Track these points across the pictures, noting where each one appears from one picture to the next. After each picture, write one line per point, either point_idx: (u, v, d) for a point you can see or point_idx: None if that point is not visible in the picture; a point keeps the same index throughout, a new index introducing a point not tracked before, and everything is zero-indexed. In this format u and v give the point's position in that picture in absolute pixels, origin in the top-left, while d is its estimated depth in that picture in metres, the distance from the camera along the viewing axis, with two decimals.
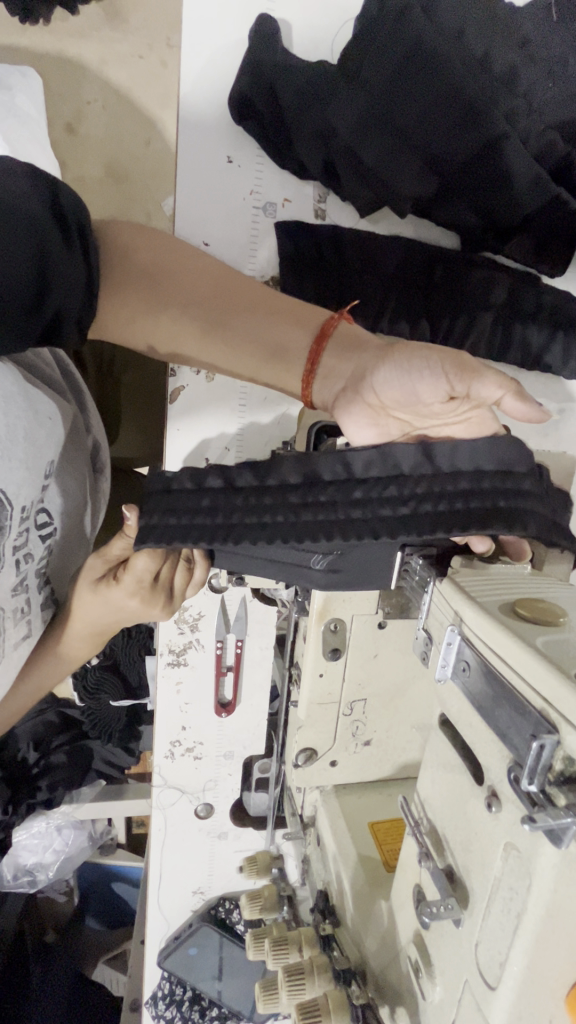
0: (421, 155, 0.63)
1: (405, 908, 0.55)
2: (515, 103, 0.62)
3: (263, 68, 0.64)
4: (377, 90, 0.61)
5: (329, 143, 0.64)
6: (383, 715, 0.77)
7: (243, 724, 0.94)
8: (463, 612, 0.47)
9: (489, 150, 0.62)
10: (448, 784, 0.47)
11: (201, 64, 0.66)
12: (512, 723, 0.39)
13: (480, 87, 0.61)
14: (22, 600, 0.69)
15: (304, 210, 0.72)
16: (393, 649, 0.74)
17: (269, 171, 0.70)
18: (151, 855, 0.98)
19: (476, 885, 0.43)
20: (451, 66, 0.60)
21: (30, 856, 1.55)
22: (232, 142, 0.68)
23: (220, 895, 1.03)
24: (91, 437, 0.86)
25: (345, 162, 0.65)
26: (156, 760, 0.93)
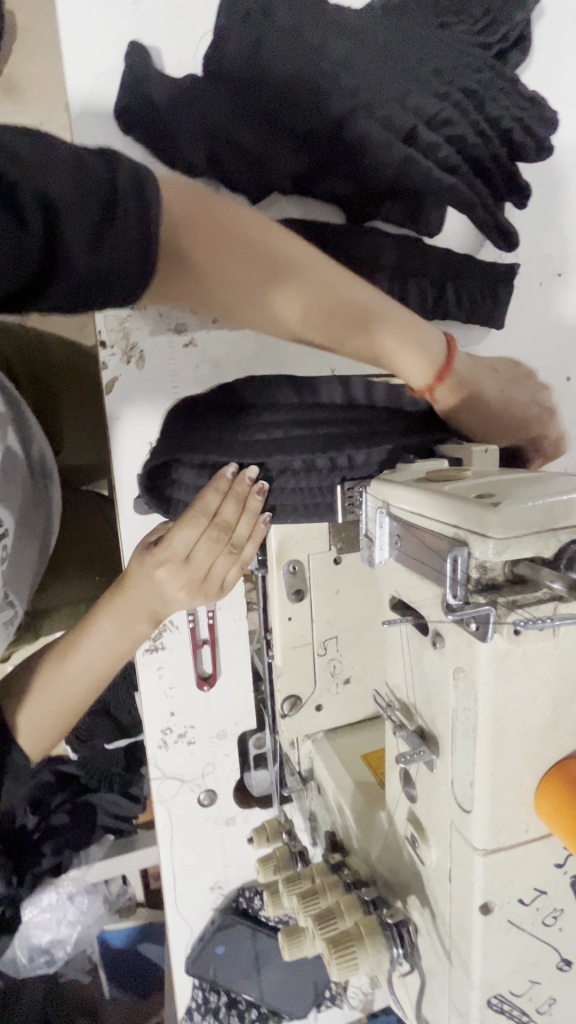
0: (289, 135, 0.72)
1: (397, 797, 0.57)
2: (355, 80, 0.72)
3: (141, 86, 0.72)
4: (239, 87, 0.71)
5: (209, 138, 0.72)
6: (358, 651, 0.80)
7: (230, 700, 0.95)
8: (388, 495, 0.53)
9: (342, 123, 0.73)
10: (404, 653, 0.51)
11: (86, 96, 0.74)
12: (436, 559, 0.44)
13: (324, 72, 0.71)
14: None
15: None
16: (353, 582, 0.78)
17: None
18: (161, 856, 0.97)
19: (441, 727, 0.47)
20: (296, 63, 0.71)
21: (44, 934, 1.53)
22: (125, 155, 0.76)
23: (239, 885, 1.00)
24: (35, 446, 0.90)
25: (227, 152, 0.73)
26: (150, 751, 0.93)
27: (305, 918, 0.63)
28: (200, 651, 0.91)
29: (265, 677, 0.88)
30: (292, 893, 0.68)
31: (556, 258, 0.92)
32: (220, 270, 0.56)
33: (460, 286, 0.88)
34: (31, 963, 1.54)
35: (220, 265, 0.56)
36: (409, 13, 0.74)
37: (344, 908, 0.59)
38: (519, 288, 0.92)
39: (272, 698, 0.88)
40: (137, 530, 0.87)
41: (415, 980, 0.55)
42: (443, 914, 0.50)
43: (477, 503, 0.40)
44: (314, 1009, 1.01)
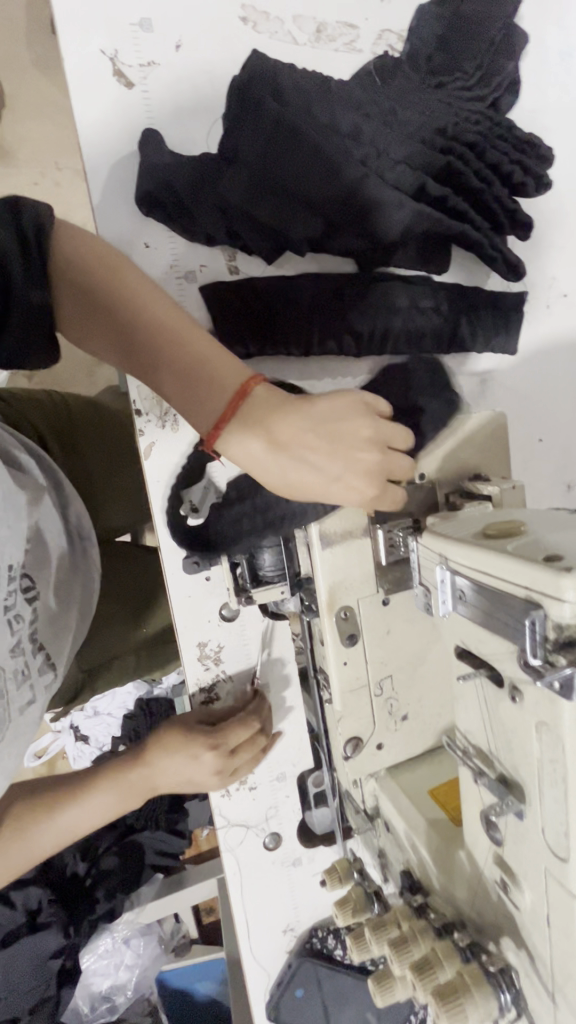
0: (306, 204, 0.77)
1: (479, 839, 0.59)
2: (365, 151, 0.77)
3: (159, 169, 0.76)
4: (255, 164, 0.75)
5: (227, 214, 0.77)
6: (412, 685, 0.82)
7: (286, 741, 0.97)
8: (446, 551, 0.55)
9: (355, 188, 0.77)
10: (478, 702, 0.53)
11: (105, 181, 0.78)
12: (508, 617, 0.46)
13: (335, 146, 0.76)
14: (22, 660, 0.73)
15: (219, 271, 0.82)
16: (403, 621, 0.79)
17: (182, 244, 0.80)
18: (233, 904, 0.98)
19: (526, 776, 0.48)
20: (307, 135, 0.75)
21: (104, 980, 1.54)
22: (146, 231, 0.79)
23: (311, 924, 1.01)
24: (73, 510, 0.91)
25: (244, 224, 0.77)
26: (214, 800, 0.95)
27: (399, 966, 0.63)
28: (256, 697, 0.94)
29: (320, 718, 0.90)
30: (380, 941, 0.69)
31: (560, 281, 0.95)
32: (90, 330, 0.64)
33: (472, 319, 0.91)
34: (95, 1010, 1.55)
35: (103, 318, 0.63)
36: (404, 83, 0.79)
37: (442, 955, 0.60)
38: (528, 313, 0.96)
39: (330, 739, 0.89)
40: (187, 584, 0.89)
41: (519, 1021, 0.57)
42: (543, 955, 0.51)
43: (546, 565, 0.42)
44: None
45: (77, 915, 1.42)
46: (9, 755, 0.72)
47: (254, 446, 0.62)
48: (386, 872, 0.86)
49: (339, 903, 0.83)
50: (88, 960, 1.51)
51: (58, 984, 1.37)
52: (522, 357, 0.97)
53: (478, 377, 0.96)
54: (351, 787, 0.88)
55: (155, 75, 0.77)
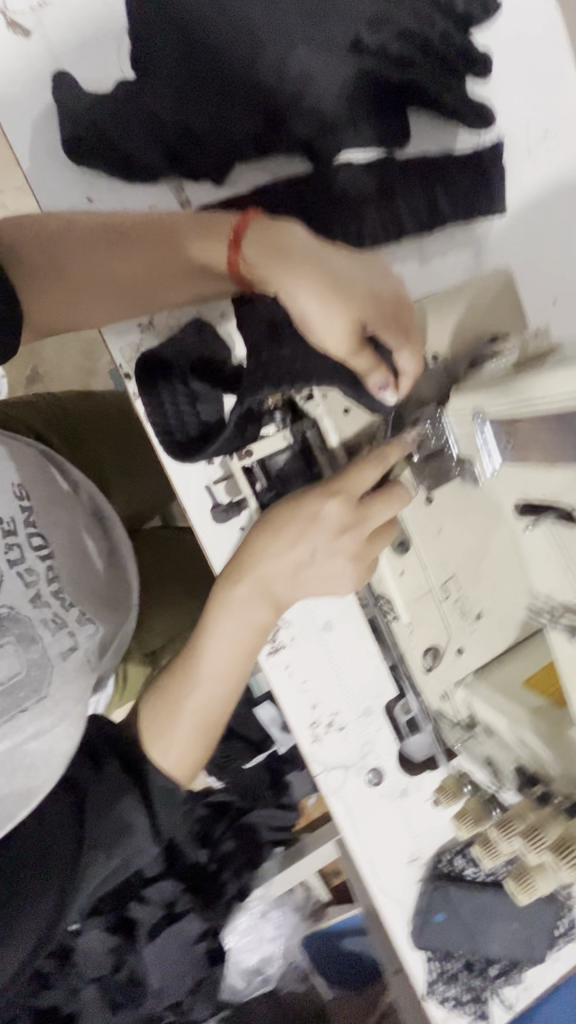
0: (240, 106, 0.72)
1: None
2: (288, 21, 0.72)
3: (79, 109, 0.71)
4: (174, 64, 0.71)
5: (163, 134, 0.72)
6: (479, 583, 0.77)
7: (363, 676, 0.93)
8: (482, 403, 0.49)
9: (281, 68, 0.73)
10: None
11: (34, 145, 0.75)
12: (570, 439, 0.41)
13: (253, 26, 0.72)
14: (55, 608, 0.76)
15: (170, 205, 0.77)
16: (454, 517, 0.74)
17: (127, 190, 0.76)
18: (351, 847, 0.96)
19: None
20: (224, 30, 0.72)
21: (251, 951, 1.60)
22: (87, 185, 0.75)
23: (435, 851, 0.98)
24: (85, 493, 0.91)
25: (183, 140, 0.73)
26: (306, 747, 0.93)
27: None
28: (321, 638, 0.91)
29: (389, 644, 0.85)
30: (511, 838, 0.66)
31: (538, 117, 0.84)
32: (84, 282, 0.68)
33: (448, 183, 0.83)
34: (250, 987, 1.59)
35: (73, 261, 0.66)
36: None
37: None
38: (509, 163, 0.85)
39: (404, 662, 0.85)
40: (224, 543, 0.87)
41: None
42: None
43: None
44: (552, 951, 0.98)
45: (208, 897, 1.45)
46: (63, 700, 0.73)
47: (302, 286, 0.59)
48: (496, 774, 0.83)
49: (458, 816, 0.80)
50: (232, 940, 1.59)
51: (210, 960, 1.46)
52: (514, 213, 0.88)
53: (472, 246, 0.85)
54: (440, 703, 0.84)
55: (50, 17, 0.73)
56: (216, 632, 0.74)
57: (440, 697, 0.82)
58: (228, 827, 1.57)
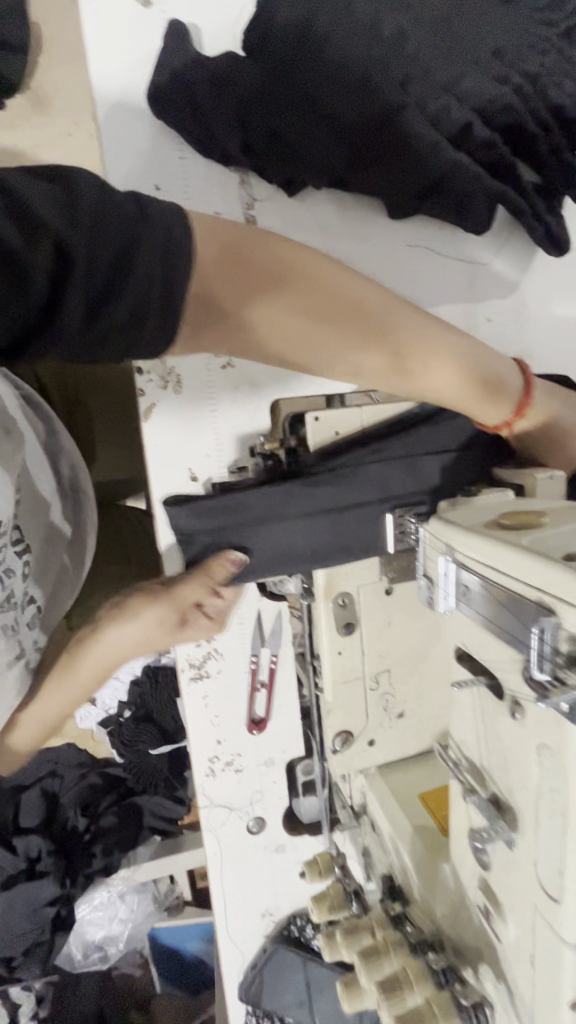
0: (350, 157, 0.73)
1: (465, 856, 0.53)
2: (408, 67, 0.70)
3: (182, 76, 0.71)
4: (279, 62, 0.69)
5: (244, 122, 0.71)
6: (410, 681, 0.77)
7: (281, 727, 0.94)
8: (453, 540, 0.48)
9: (393, 113, 0.70)
10: (474, 714, 0.47)
11: (115, 98, 0.74)
12: (514, 622, 0.40)
13: (367, 57, 0.69)
14: (11, 616, 0.75)
15: (233, 209, 0.79)
16: (404, 613, 0.74)
17: (192, 160, 0.76)
18: (212, 883, 0.96)
19: (521, 801, 0.42)
20: (346, 42, 0.69)
21: (97, 931, 1.48)
22: (157, 159, 0.76)
23: (290, 912, 0.98)
24: (66, 466, 0.94)
25: (261, 139, 0.72)
26: (198, 779, 0.92)
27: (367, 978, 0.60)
28: (256, 693, 0.91)
29: (313, 713, 0.85)
30: None
31: None
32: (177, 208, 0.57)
33: (494, 310, 0.89)
34: (86, 960, 1.50)
35: None
36: None
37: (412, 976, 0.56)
38: (558, 282, 0.90)
39: (322, 732, 0.85)
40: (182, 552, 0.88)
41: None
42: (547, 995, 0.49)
43: (555, 562, 0.36)
44: None
45: (74, 866, 1.44)
46: None
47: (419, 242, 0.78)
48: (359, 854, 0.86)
49: (316, 896, 0.80)
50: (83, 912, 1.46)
51: (51, 928, 1.39)
52: (540, 326, 0.91)
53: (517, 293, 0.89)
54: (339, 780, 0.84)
55: None
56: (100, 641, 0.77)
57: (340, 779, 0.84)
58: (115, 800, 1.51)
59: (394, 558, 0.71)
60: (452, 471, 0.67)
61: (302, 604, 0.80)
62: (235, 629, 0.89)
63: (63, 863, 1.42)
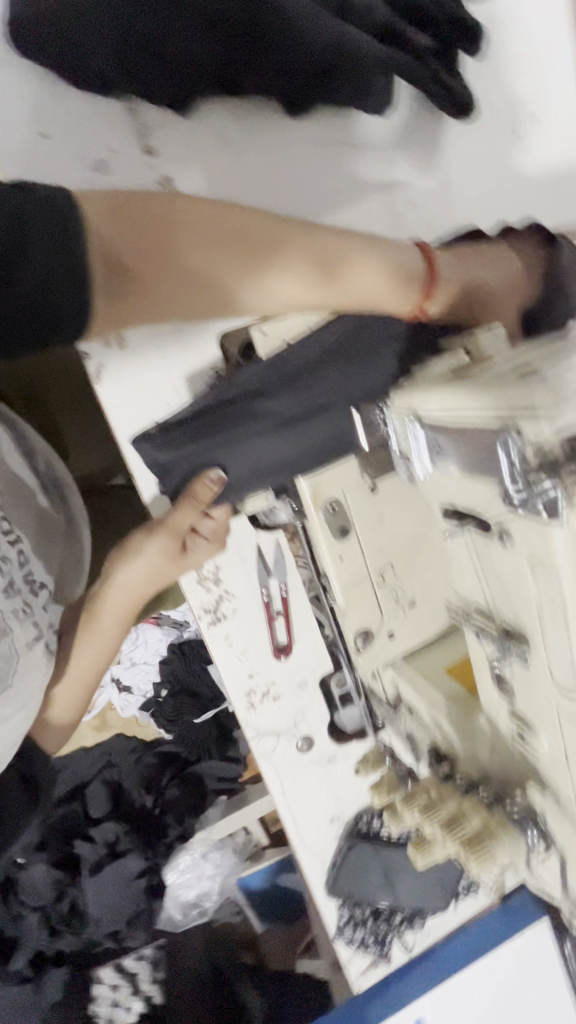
0: (232, 51, 0.69)
1: (493, 698, 0.57)
2: None
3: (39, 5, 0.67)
4: None
5: (117, 38, 0.67)
6: (414, 570, 0.79)
7: (307, 649, 0.97)
8: (415, 402, 0.49)
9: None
10: (469, 559, 0.50)
11: None
12: (485, 452, 0.41)
13: None
14: (21, 601, 0.74)
15: (132, 146, 0.76)
16: (394, 506, 0.76)
17: (75, 102, 0.73)
18: (278, 807, 1.02)
19: (526, 619, 0.45)
20: None
21: (189, 889, 1.58)
22: (40, 113, 0.72)
23: (356, 813, 1.05)
24: (40, 461, 0.95)
25: (139, 54, 0.68)
26: (241, 714, 0.96)
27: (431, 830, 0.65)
28: (274, 624, 0.93)
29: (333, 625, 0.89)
30: None
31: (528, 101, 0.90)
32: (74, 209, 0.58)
33: (416, 196, 0.88)
34: (186, 920, 1.59)
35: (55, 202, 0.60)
36: None
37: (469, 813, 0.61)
38: (474, 155, 0.89)
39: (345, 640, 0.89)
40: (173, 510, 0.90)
41: (550, 857, 0.57)
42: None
43: None
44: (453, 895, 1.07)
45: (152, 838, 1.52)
46: None
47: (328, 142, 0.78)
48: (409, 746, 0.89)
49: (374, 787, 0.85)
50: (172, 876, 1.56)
51: (147, 897, 1.49)
52: (464, 201, 0.90)
53: (436, 176, 0.88)
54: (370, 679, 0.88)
55: None
56: (116, 574, 0.82)
57: (371, 679, 0.88)
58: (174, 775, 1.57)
59: (371, 453, 0.72)
60: (407, 354, 0.68)
61: (297, 524, 0.82)
62: (239, 568, 0.91)
63: (142, 837, 1.52)
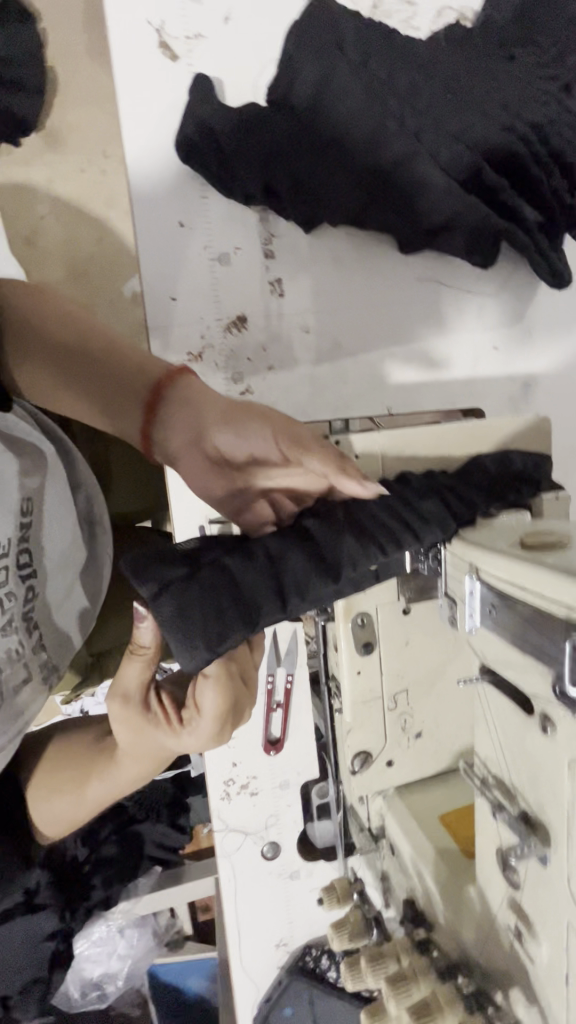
0: (367, 193, 0.77)
1: (493, 880, 0.54)
2: (418, 124, 0.75)
3: (204, 117, 0.75)
4: (294, 116, 0.74)
5: (266, 167, 0.76)
6: (428, 703, 0.77)
7: (296, 748, 0.93)
8: (478, 560, 0.49)
9: (402, 162, 0.75)
10: (502, 727, 0.49)
11: (140, 143, 0.78)
12: (542, 638, 0.41)
13: (370, 117, 0.74)
14: (17, 642, 0.70)
15: (254, 249, 0.82)
16: (423, 634, 0.75)
17: (215, 203, 0.80)
18: (225, 911, 0.94)
19: (553, 819, 0.43)
20: (360, 97, 0.73)
21: (95, 966, 1.41)
22: (183, 211, 0.79)
23: (305, 942, 0.96)
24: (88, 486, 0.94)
25: (286, 186, 0.77)
26: (213, 803, 0.91)
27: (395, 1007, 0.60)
28: (272, 714, 0.91)
29: (330, 730, 0.86)
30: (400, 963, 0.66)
31: None
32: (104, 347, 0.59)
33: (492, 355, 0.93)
34: (85, 997, 1.43)
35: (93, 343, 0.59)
36: (472, 48, 0.75)
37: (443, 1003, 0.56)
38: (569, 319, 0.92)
39: (337, 752, 0.86)
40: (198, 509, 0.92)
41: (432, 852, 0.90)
42: None
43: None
44: None
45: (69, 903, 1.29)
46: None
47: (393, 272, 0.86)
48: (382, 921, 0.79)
49: (336, 925, 0.80)
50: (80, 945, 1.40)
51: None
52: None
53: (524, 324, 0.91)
54: (357, 804, 0.84)
55: (200, 52, 0.77)
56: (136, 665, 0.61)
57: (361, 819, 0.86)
58: (107, 876, 1.34)
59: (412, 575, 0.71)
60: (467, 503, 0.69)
61: (318, 625, 0.83)
62: None
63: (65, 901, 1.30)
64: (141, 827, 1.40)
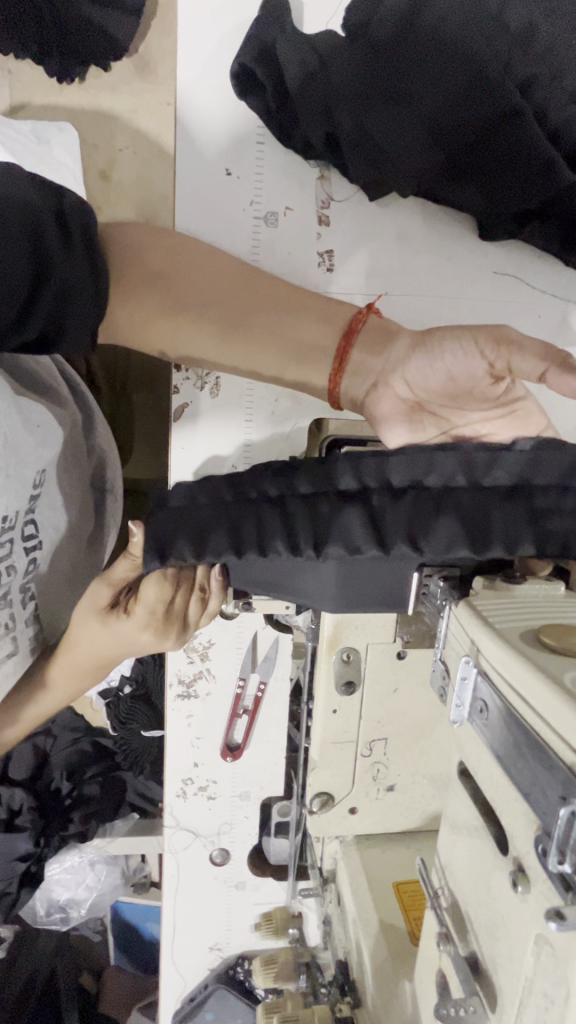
0: (447, 159, 0.65)
1: (428, 997, 0.46)
2: (533, 69, 0.60)
3: (269, 45, 0.65)
4: (380, 49, 0.61)
5: (330, 117, 0.65)
6: (407, 758, 0.69)
7: (263, 760, 0.88)
8: (479, 641, 0.39)
9: (506, 120, 0.60)
10: (469, 849, 0.40)
11: (198, 67, 0.68)
12: (538, 782, 0.31)
13: (489, 54, 0.59)
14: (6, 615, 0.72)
15: (307, 208, 0.72)
16: (414, 683, 0.66)
17: (270, 151, 0.70)
18: (164, 903, 0.92)
19: (504, 984, 0.35)
20: (463, 27, 0.59)
21: (62, 891, 1.25)
22: (230, 156, 0.70)
23: (238, 952, 0.93)
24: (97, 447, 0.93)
25: (351, 140, 0.65)
26: (167, 798, 0.87)
27: None
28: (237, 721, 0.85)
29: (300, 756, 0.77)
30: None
31: None
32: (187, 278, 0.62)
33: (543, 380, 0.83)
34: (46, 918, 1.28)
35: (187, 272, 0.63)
36: None
37: None
38: None
39: (305, 775, 0.78)
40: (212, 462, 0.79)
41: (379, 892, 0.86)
42: None
43: None
44: None
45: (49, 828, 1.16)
46: None
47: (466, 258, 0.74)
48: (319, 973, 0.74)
49: (265, 959, 0.79)
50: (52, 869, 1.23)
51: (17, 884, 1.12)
52: None
53: None
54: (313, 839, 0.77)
55: None
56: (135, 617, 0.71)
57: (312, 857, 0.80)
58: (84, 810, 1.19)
59: (413, 618, 0.62)
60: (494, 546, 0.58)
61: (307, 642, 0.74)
62: (230, 644, 0.83)
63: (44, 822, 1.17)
64: (126, 773, 1.24)
